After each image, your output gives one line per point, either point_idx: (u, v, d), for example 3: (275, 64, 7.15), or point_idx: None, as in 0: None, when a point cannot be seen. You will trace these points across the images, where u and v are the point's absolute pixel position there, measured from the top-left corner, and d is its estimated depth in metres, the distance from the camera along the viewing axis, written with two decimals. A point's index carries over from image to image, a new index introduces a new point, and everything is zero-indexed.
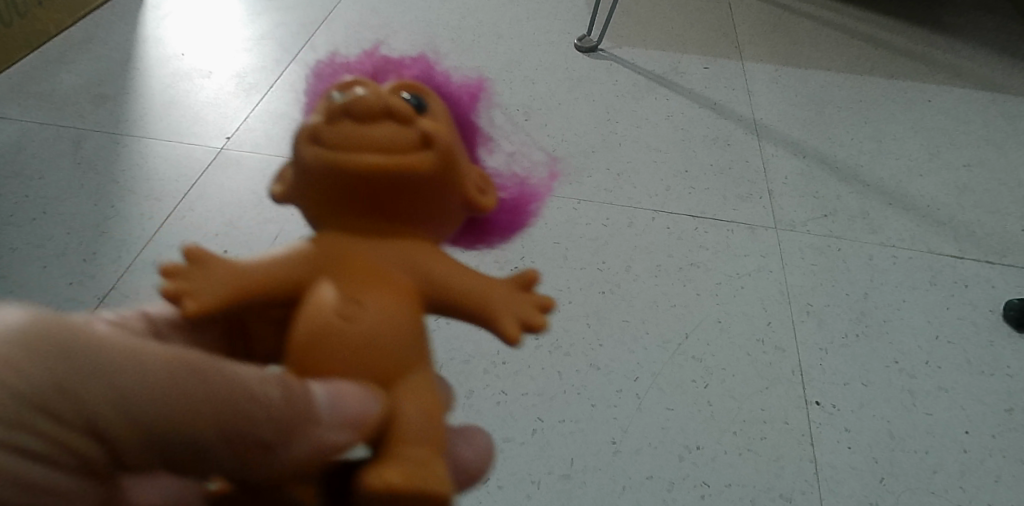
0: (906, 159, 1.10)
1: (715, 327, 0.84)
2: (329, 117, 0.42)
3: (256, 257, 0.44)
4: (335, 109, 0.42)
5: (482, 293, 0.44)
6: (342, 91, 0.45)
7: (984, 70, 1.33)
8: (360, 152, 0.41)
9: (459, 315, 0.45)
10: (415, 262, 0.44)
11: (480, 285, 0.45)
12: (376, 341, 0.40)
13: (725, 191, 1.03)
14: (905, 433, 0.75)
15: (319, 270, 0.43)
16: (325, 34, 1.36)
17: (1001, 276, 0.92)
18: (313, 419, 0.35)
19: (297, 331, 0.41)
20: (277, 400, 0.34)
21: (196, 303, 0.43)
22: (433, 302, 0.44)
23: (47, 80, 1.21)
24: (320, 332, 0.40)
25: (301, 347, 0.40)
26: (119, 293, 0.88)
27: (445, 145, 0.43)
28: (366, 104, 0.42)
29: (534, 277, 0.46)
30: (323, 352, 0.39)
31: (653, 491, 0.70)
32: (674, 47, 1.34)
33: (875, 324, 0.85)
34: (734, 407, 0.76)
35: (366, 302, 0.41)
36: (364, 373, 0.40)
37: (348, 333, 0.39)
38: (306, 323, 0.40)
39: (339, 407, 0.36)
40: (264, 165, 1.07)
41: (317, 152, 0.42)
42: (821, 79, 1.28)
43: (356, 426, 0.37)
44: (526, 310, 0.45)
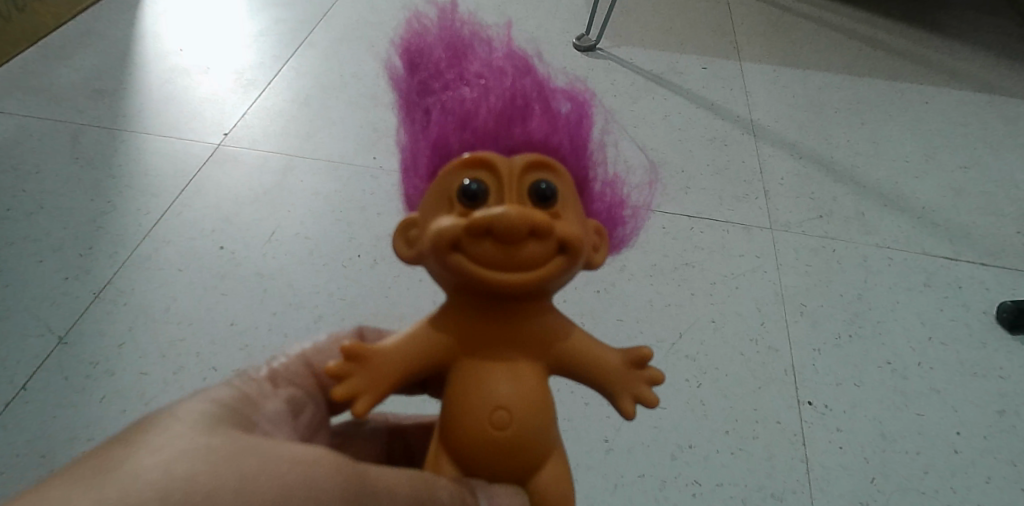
0: (903, 160, 1.10)
1: (709, 326, 0.84)
2: (471, 235, 0.40)
3: (405, 337, 0.46)
4: (478, 227, 0.40)
5: (603, 371, 0.47)
6: (477, 184, 0.42)
7: (982, 72, 1.33)
8: (499, 270, 0.41)
9: (585, 381, 0.48)
10: (549, 349, 0.47)
11: (605, 359, 0.48)
12: (521, 442, 0.45)
13: (720, 192, 1.03)
14: (897, 433, 0.75)
15: (464, 362, 0.46)
16: (324, 31, 1.36)
17: (995, 278, 0.93)
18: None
19: (452, 420, 0.45)
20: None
21: (365, 399, 0.45)
22: (560, 369, 0.48)
23: (45, 75, 1.22)
24: (480, 431, 0.44)
25: (459, 441, 0.45)
26: (115, 288, 0.89)
27: (577, 246, 0.42)
28: (511, 227, 0.39)
29: (650, 356, 0.48)
30: (482, 450, 0.45)
31: (645, 489, 0.70)
32: (673, 47, 1.34)
33: (869, 325, 0.85)
34: (727, 406, 0.76)
35: (511, 400, 0.45)
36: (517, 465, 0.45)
37: (497, 434, 0.44)
38: (465, 427, 0.45)
39: (495, 505, 0.45)
40: (261, 161, 1.07)
41: (464, 264, 0.41)
42: (819, 80, 1.28)
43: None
44: (639, 380, 0.48)
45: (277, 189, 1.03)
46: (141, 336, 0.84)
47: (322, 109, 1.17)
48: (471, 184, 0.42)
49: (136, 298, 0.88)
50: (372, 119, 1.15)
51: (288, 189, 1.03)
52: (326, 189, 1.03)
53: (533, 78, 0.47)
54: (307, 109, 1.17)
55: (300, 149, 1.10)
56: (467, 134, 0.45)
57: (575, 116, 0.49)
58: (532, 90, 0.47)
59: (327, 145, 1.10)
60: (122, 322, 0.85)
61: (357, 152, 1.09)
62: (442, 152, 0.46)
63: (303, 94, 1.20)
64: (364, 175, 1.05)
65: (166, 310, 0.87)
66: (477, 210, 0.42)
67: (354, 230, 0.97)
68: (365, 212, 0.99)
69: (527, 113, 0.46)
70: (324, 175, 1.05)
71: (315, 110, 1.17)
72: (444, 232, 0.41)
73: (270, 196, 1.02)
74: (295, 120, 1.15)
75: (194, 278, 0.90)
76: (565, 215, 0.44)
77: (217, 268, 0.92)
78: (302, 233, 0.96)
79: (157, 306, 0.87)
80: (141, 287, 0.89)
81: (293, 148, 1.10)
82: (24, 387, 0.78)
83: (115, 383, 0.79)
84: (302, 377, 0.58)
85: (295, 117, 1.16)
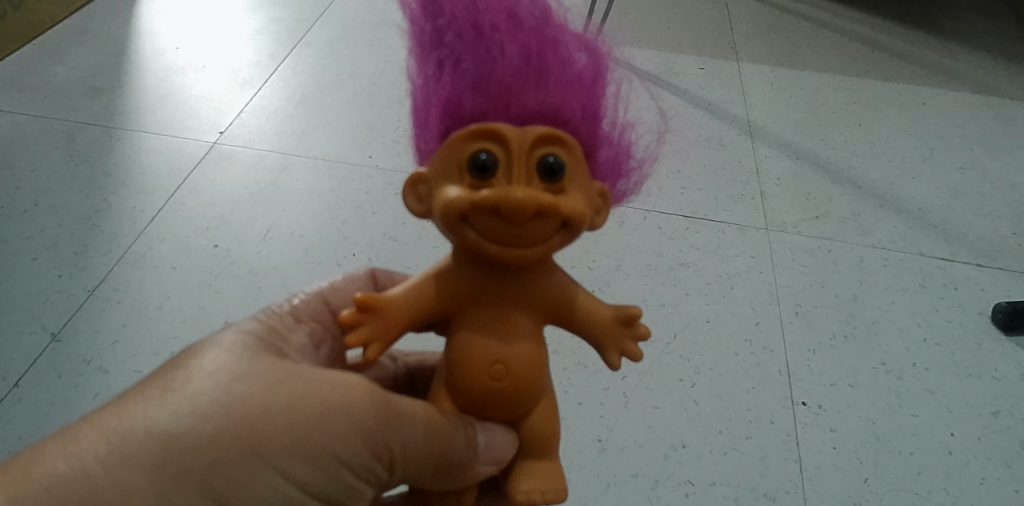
0: (899, 161, 1.10)
1: (703, 326, 0.84)
2: (478, 211, 0.38)
3: (407, 288, 0.44)
4: (485, 205, 0.37)
5: (595, 326, 0.45)
6: (485, 152, 0.38)
7: (979, 73, 1.33)
8: (505, 241, 0.39)
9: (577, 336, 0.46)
10: (551, 306, 0.44)
11: (605, 313, 0.45)
12: (516, 397, 0.44)
13: (717, 192, 1.03)
14: (890, 434, 0.75)
15: (467, 317, 0.44)
16: (321, 30, 1.36)
17: (991, 279, 0.92)
18: (477, 461, 0.45)
19: (453, 378, 0.44)
20: (458, 450, 0.45)
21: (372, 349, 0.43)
22: (559, 321, 0.45)
23: (41, 72, 1.21)
24: (477, 388, 0.43)
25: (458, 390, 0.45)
26: (109, 285, 0.88)
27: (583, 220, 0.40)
28: (518, 200, 0.37)
29: (641, 314, 0.44)
30: (478, 401, 0.44)
31: (638, 489, 0.70)
32: (670, 47, 1.34)
33: (864, 325, 0.85)
34: (721, 406, 0.76)
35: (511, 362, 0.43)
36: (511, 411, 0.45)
37: (495, 391, 0.43)
38: (464, 383, 0.44)
39: (491, 447, 0.46)
40: (257, 159, 1.07)
41: (472, 238, 0.39)
42: (816, 81, 1.28)
43: (501, 457, 0.47)
44: (629, 337, 0.45)
45: (272, 187, 1.03)
46: (134, 334, 0.83)
47: (318, 108, 1.17)
48: (480, 150, 0.39)
49: (130, 296, 0.87)
50: (368, 119, 1.15)
51: (283, 188, 1.03)
52: (321, 187, 1.03)
53: (550, 33, 0.42)
54: (303, 108, 1.17)
55: (295, 148, 1.09)
56: (479, 99, 0.41)
57: (592, 71, 0.44)
58: (549, 46, 0.41)
59: (322, 144, 1.10)
60: (116, 320, 0.85)
61: (352, 151, 1.08)
62: (454, 115, 0.42)
63: (299, 93, 1.20)
64: (359, 173, 1.05)
65: (159, 308, 0.86)
66: (486, 184, 0.38)
67: (349, 229, 0.96)
68: (360, 211, 0.99)
69: (542, 76, 0.41)
70: (319, 173, 1.05)
71: (312, 109, 1.17)
72: (449, 201, 0.38)
73: (265, 194, 1.02)
74: (291, 119, 1.15)
75: (189, 276, 0.90)
76: (576, 187, 0.41)
77: (211, 266, 0.91)
78: (297, 232, 0.96)
79: (150, 304, 0.87)
80: (135, 285, 0.89)
81: (289, 147, 1.09)
82: (16, 384, 0.78)
83: (108, 381, 0.79)
84: (319, 312, 0.58)
85: (291, 116, 1.15)
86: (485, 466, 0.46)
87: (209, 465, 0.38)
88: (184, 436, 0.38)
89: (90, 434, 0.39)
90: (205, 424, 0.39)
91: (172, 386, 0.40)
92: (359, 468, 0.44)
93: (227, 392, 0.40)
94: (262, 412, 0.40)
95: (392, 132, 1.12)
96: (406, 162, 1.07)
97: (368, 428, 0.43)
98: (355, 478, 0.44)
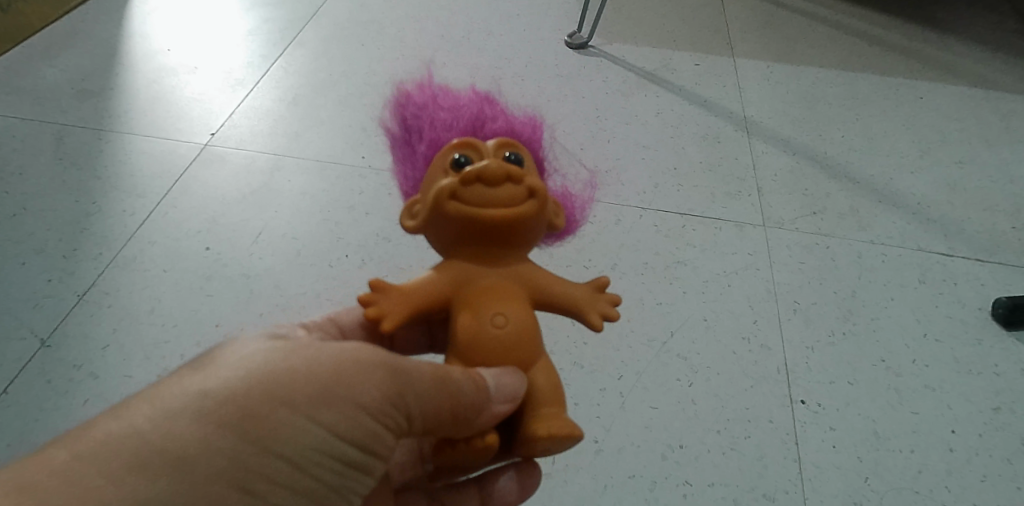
0: (897, 156, 1.10)
1: (701, 325, 0.83)
2: (463, 184, 0.45)
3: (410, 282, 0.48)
4: (468, 178, 0.45)
5: (574, 294, 0.50)
6: (464, 154, 0.47)
7: (977, 67, 1.32)
8: (489, 211, 0.45)
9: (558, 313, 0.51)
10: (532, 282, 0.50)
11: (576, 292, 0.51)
12: (517, 348, 0.47)
13: (713, 189, 1.02)
14: (891, 432, 0.74)
15: (465, 296, 0.47)
16: (314, 30, 1.35)
17: (991, 273, 0.92)
18: (490, 399, 0.44)
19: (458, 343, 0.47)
20: (469, 394, 0.44)
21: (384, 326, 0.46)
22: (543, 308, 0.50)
23: (31, 75, 1.20)
24: (480, 342, 0.46)
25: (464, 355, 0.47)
26: (98, 289, 0.87)
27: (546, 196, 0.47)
28: (495, 173, 0.45)
29: (608, 279, 0.51)
30: (485, 355, 0.46)
31: (635, 490, 0.69)
32: (665, 44, 1.33)
33: (863, 322, 0.84)
34: (719, 406, 0.75)
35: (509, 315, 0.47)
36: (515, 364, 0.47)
37: (497, 342, 0.46)
38: (467, 346, 0.46)
39: (502, 385, 0.45)
40: (249, 161, 1.06)
41: (459, 211, 0.45)
42: (813, 76, 1.27)
43: (514, 397, 0.46)
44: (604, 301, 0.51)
45: (264, 189, 1.02)
46: (124, 338, 0.82)
47: (310, 108, 1.16)
48: (459, 154, 0.47)
49: (120, 300, 0.86)
50: (361, 118, 1.14)
51: (275, 189, 1.02)
52: (314, 188, 1.02)
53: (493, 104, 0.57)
54: (295, 109, 1.16)
55: (288, 149, 1.08)
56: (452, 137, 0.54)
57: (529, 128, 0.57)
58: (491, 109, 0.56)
59: (315, 144, 1.09)
60: (106, 325, 0.83)
61: (345, 152, 1.07)
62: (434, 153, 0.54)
63: (292, 93, 1.19)
64: (353, 174, 1.04)
65: (150, 311, 0.85)
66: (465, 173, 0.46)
67: (342, 229, 0.95)
68: (354, 212, 0.98)
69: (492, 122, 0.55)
70: (312, 174, 1.04)
71: (304, 110, 1.16)
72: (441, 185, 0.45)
73: (257, 196, 1.00)
74: (284, 119, 1.14)
75: (180, 279, 0.89)
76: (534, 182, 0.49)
77: (202, 268, 0.90)
78: (290, 233, 0.95)
79: (141, 308, 0.86)
80: (125, 288, 0.88)
81: (281, 148, 1.08)
82: (4, 391, 0.77)
83: (98, 386, 0.78)
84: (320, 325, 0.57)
85: (283, 116, 1.14)
86: (500, 406, 0.44)
87: (243, 416, 0.38)
88: (218, 392, 0.38)
89: (115, 411, 0.38)
90: (243, 380, 0.39)
91: (198, 363, 0.40)
92: (383, 424, 0.43)
93: (255, 356, 0.41)
94: (288, 368, 0.40)
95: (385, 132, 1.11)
96: None
97: (389, 387, 0.43)
98: (382, 429, 0.43)
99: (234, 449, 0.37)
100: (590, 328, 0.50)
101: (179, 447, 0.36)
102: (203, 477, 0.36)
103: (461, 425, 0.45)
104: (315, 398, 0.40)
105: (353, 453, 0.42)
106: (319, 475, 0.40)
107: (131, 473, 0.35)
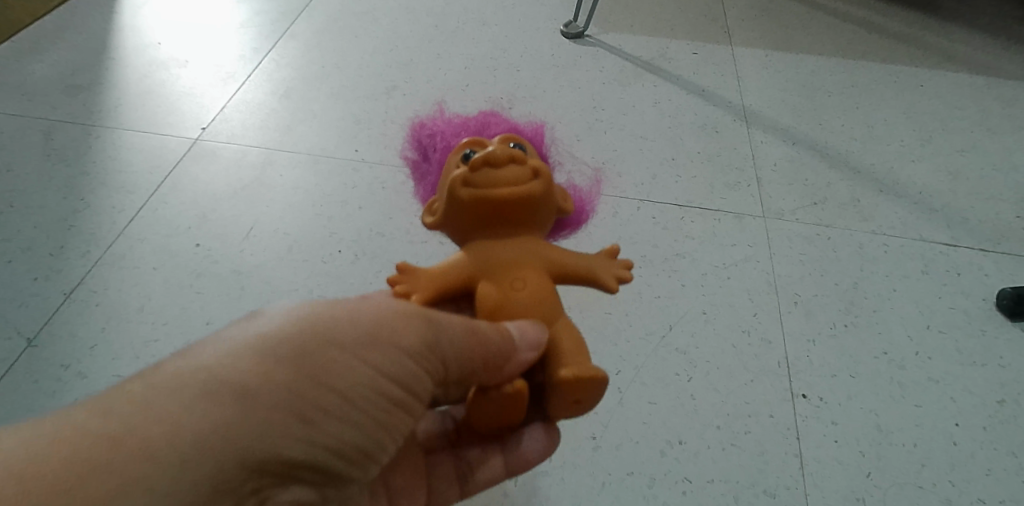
0: (898, 144, 1.08)
1: (700, 318, 0.81)
2: (472, 171, 0.48)
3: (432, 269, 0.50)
4: (477, 165, 0.48)
5: (590, 263, 0.52)
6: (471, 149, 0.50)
7: (978, 54, 1.31)
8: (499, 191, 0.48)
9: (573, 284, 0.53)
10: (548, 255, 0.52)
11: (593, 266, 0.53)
12: (539, 305, 0.49)
13: (712, 179, 1.00)
14: (894, 426, 0.73)
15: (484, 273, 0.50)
16: (306, 22, 1.33)
17: (995, 263, 0.90)
18: (516, 348, 0.46)
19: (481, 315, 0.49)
20: (497, 342, 0.45)
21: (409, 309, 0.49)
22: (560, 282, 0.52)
23: (19, 70, 1.18)
24: (501, 307, 0.49)
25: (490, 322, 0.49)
26: (87, 288, 0.86)
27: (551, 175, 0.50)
28: (500, 156, 0.48)
29: (618, 246, 0.54)
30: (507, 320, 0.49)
31: (633, 488, 0.68)
32: (663, 33, 1.31)
33: (865, 314, 0.83)
34: (719, 400, 0.74)
35: (527, 283, 0.49)
36: (538, 318, 0.49)
37: (520, 302, 0.49)
38: (490, 315, 0.49)
39: (525, 335, 0.47)
40: (240, 155, 1.05)
41: (470, 196, 0.48)
42: (812, 64, 1.25)
43: (538, 346, 0.47)
44: (617, 266, 0.53)
45: (255, 184, 1.00)
46: (114, 337, 0.81)
47: (302, 101, 1.14)
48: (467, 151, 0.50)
49: (109, 298, 0.85)
50: (354, 111, 1.12)
51: (267, 184, 1.00)
52: (306, 182, 1.00)
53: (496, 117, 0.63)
54: (287, 102, 1.14)
55: (279, 143, 1.07)
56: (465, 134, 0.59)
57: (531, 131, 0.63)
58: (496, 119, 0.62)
59: (307, 138, 1.07)
60: (95, 323, 0.82)
61: (338, 145, 1.06)
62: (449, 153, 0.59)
63: (284, 86, 1.17)
64: (346, 167, 1.02)
65: (140, 310, 0.84)
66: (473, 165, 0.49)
67: (334, 225, 0.94)
68: (346, 206, 0.96)
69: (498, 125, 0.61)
70: (304, 168, 1.02)
71: (296, 103, 1.14)
72: (454, 174, 0.48)
73: (248, 191, 0.99)
74: (275, 113, 1.12)
75: (170, 277, 0.88)
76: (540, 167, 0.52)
77: (192, 265, 0.89)
78: (282, 228, 0.93)
79: (130, 306, 0.84)
80: (114, 286, 0.86)
81: (273, 142, 1.07)
82: None
83: (88, 387, 0.76)
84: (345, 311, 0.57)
85: (275, 110, 1.12)
86: (527, 354, 0.46)
87: (297, 352, 0.40)
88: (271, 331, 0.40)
89: (177, 354, 0.39)
90: (295, 323, 0.41)
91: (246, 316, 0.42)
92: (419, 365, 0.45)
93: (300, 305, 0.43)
94: (332, 314, 0.42)
95: (378, 125, 1.09)
96: (393, 154, 1.04)
97: (424, 334, 0.45)
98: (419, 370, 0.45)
99: (291, 381, 0.39)
100: (607, 290, 0.52)
101: (242, 377, 0.38)
102: (266, 406, 0.38)
103: (493, 374, 0.46)
104: (357, 340, 0.42)
105: (393, 394, 0.44)
106: (365, 410, 0.42)
107: (204, 400, 0.36)
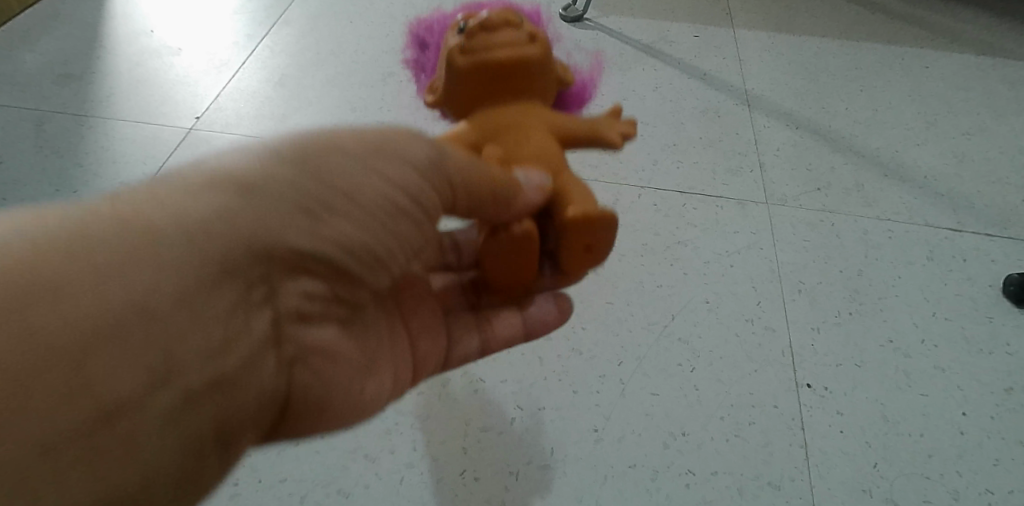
0: (903, 128, 1.06)
1: (703, 307, 0.80)
2: (470, 36, 0.52)
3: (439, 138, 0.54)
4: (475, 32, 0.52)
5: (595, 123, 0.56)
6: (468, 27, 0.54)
7: (984, 34, 1.28)
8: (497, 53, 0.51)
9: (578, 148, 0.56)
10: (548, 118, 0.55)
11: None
12: (542, 153, 0.51)
13: (713, 165, 0.99)
14: (899, 415, 0.72)
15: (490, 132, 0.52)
16: (300, 7, 1.30)
17: (1001, 249, 0.89)
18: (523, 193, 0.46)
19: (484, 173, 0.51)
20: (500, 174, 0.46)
21: None
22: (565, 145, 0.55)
23: (9, 60, 1.16)
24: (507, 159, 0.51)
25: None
26: None
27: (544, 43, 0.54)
28: (495, 21, 0.52)
29: (622, 109, 0.60)
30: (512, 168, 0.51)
31: (636, 481, 0.67)
32: (664, 15, 1.29)
33: (870, 302, 0.82)
34: (722, 391, 0.73)
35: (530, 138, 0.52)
36: (542, 165, 0.50)
37: (523, 152, 0.51)
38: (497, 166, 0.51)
39: (530, 178, 0.48)
40: (235, 145, 1.03)
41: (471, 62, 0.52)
42: (816, 46, 1.23)
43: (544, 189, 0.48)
44: (620, 129, 0.58)
45: None
46: None
47: (297, 89, 1.12)
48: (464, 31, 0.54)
49: None
50: (350, 98, 1.10)
51: None
52: None
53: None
54: (282, 90, 1.12)
55: (275, 132, 1.05)
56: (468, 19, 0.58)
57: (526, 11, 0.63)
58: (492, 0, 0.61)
59: (303, 127, 1.05)
60: None
61: None
62: None
63: (279, 74, 1.15)
64: None
65: None
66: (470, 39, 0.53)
67: None
68: None
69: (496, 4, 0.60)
70: None
71: (291, 91, 1.12)
72: (452, 44, 0.52)
73: None
74: (270, 101, 1.10)
75: None
76: None
77: None
78: None
79: None
80: None
81: (268, 131, 1.05)
82: None
83: None
84: None
85: (269, 98, 1.11)
86: (533, 194, 0.47)
87: (303, 155, 0.41)
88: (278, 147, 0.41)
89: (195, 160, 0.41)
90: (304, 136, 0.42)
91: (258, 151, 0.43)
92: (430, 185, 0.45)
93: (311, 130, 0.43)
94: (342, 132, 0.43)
95: (374, 112, 1.08)
96: None
97: (437, 151, 0.44)
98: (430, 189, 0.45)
99: (295, 178, 0.40)
100: (611, 147, 0.56)
101: (249, 172, 0.40)
102: (270, 198, 0.39)
103: (500, 211, 0.46)
104: (365, 151, 0.42)
105: (404, 203, 0.44)
106: (372, 217, 0.43)
107: (209, 191, 0.38)
